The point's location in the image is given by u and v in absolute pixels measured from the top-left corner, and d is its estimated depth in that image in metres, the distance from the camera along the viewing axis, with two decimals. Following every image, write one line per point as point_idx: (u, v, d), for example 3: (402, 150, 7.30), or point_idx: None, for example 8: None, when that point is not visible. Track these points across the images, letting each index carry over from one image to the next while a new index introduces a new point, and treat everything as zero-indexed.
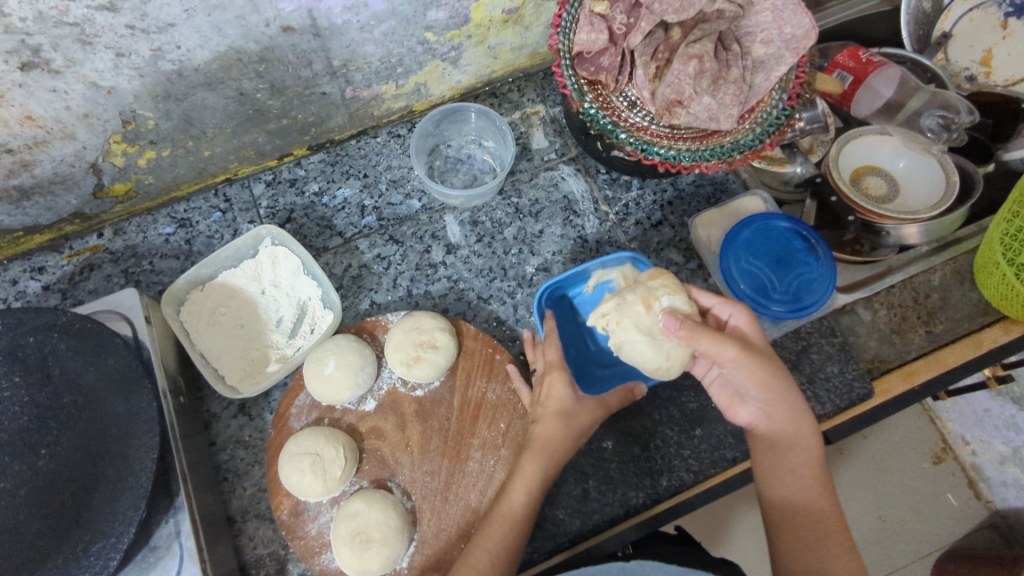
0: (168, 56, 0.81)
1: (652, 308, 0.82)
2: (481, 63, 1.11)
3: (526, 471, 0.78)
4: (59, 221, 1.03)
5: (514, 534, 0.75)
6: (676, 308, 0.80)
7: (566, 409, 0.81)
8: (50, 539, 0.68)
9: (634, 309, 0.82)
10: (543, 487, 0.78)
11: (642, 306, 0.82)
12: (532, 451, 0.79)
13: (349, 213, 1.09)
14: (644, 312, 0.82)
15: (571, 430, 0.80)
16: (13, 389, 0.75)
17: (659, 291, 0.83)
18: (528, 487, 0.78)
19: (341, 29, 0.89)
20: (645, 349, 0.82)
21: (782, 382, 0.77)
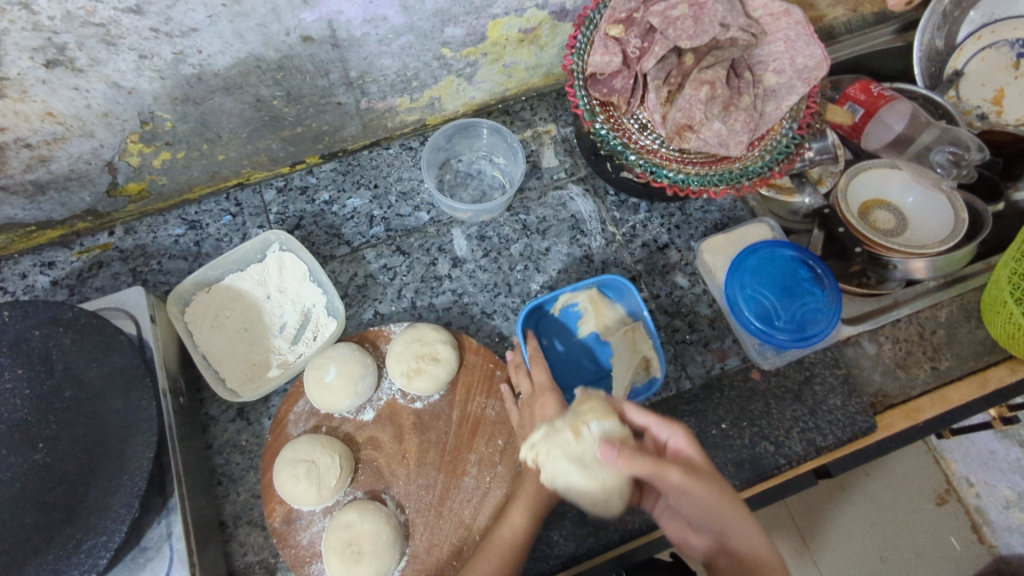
0: (189, 60, 0.83)
1: (585, 438, 0.73)
2: (495, 81, 1.12)
3: (529, 490, 0.79)
4: (71, 217, 1.04)
5: (517, 555, 0.75)
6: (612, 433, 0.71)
7: None
8: (40, 534, 0.68)
9: (564, 438, 0.74)
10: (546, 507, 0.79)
11: (576, 439, 0.73)
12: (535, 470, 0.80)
13: (358, 222, 1.09)
14: (575, 442, 0.73)
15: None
16: (15, 381, 0.75)
17: (590, 420, 0.74)
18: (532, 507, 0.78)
19: (359, 41, 0.91)
20: (586, 481, 0.72)
21: (729, 498, 0.66)
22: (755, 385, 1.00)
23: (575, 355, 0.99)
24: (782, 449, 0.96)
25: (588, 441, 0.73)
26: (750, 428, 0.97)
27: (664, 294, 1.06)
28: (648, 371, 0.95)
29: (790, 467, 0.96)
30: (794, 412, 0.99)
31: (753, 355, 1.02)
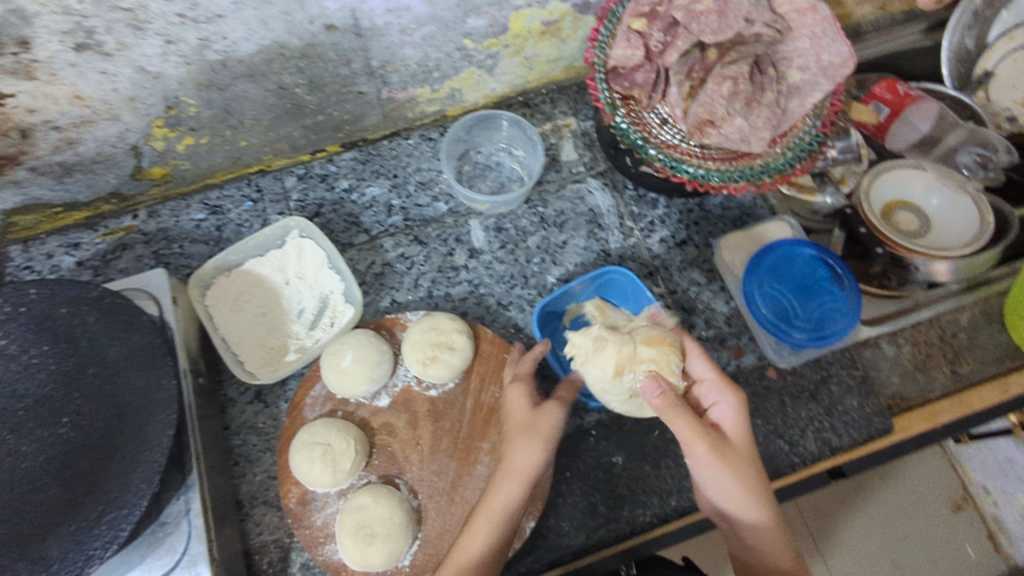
0: (214, 46, 0.84)
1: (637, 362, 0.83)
2: (516, 73, 1.12)
3: (500, 489, 0.75)
4: (96, 199, 1.06)
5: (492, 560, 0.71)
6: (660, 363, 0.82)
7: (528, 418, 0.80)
8: (62, 507, 0.69)
9: (621, 345, 0.85)
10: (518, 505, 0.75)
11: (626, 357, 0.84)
12: (506, 473, 0.76)
13: (376, 211, 1.10)
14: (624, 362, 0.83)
15: (549, 451, 0.78)
16: (41, 357, 0.77)
17: (644, 359, 0.83)
18: (499, 512, 0.74)
19: (381, 30, 0.91)
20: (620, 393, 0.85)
21: (754, 477, 0.76)
22: (771, 383, 1.00)
23: None
24: (797, 448, 0.96)
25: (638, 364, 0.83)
26: (765, 425, 0.97)
27: (680, 290, 1.06)
28: None
29: (804, 466, 0.96)
30: (809, 411, 0.99)
31: (769, 353, 1.01)
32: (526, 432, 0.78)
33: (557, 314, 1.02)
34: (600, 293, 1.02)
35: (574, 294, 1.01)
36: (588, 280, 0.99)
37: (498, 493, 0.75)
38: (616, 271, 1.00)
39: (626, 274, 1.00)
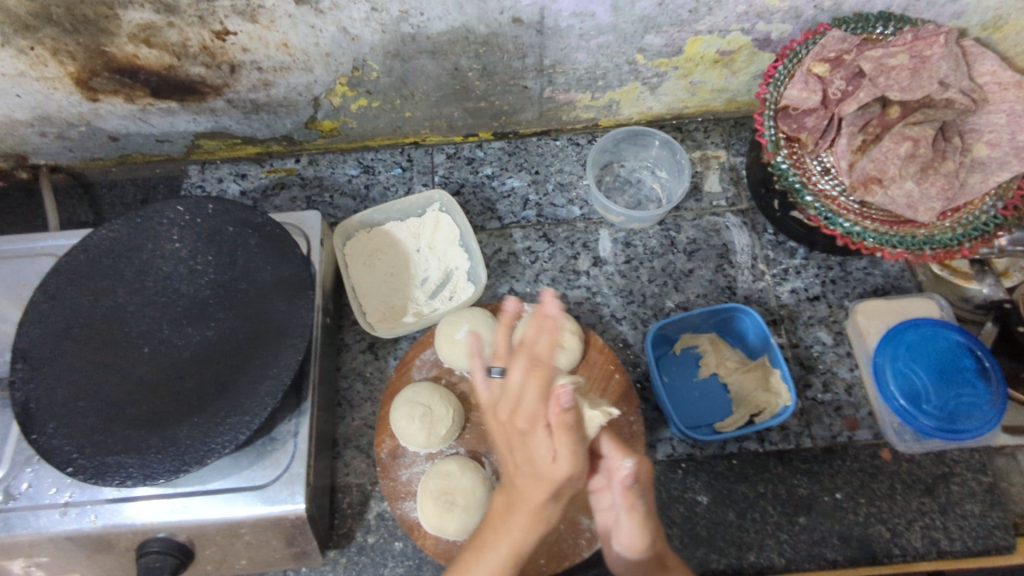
0: (411, 20, 0.90)
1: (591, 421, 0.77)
2: (677, 96, 1.12)
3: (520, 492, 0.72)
4: (270, 139, 1.17)
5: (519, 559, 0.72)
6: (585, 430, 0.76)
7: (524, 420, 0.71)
8: (197, 399, 0.76)
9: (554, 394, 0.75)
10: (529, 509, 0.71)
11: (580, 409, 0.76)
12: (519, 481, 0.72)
13: (512, 202, 1.14)
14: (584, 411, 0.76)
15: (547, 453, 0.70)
16: (207, 266, 0.85)
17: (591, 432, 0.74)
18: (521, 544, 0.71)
19: (562, 32, 0.94)
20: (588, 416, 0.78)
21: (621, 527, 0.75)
22: (883, 465, 0.93)
23: (706, 386, 0.97)
24: (899, 540, 0.89)
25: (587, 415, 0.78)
26: (867, 506, 0.91)
27: (802, 345, 1.01)
28: (776, 403, 0.91)
29: (904, 561, 0.88)
30: (921, 505, 0.91)
31: (888, 434, 0.93)
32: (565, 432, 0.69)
33: (666, 340, 1.00)
34: (718, 329, 1.00)
35: (691, 324, 0.99)
36: (707, 314, 0.97)
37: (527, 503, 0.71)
38: (743, 311, 0.97)
39: (754, 316, 0.95)
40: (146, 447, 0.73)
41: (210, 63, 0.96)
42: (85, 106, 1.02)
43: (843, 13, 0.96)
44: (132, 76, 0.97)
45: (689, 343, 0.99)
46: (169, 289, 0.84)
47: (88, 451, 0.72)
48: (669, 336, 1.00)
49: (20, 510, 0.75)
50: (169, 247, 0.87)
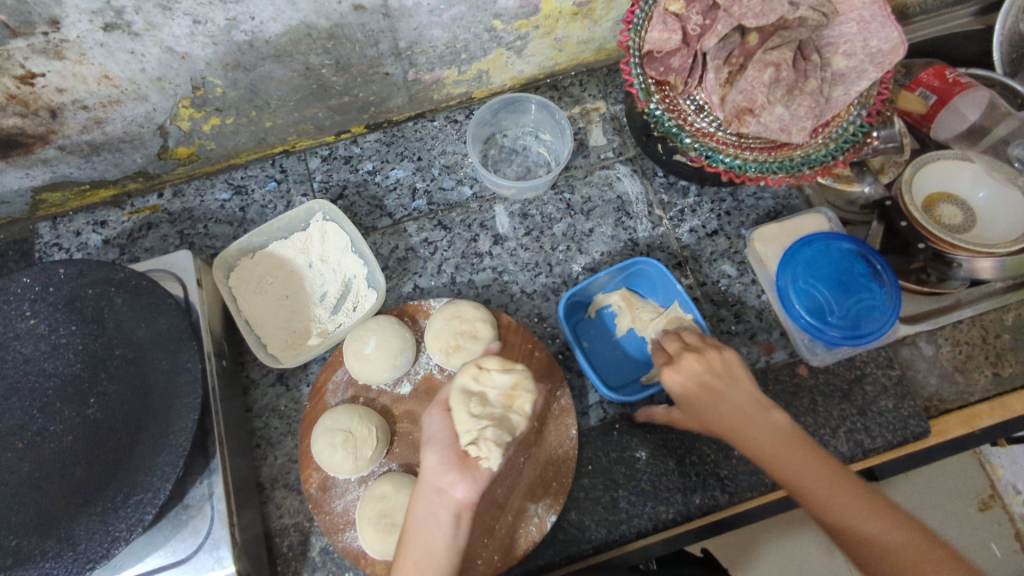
0: (242, 26, 0.82)
1: (522, 416, 0.78)
2: (545, 55, 1.09)
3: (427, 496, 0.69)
4: (123, 178, 1.06)
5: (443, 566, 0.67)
6: (502, 423, 0.74)
7: (437, 437, 0.73)
8: (90, 488, 0.70)
9: (471, 399, 0.75)
10: (446, 503, 0.68)
11: (501, 408, 0.76)
12: (420, 488, 0.71)
13: (400, 195, 1.09)
14: (504, 410, 0.76)
15: (445, 449, 0.71)
16: (70, 338, 0.77)
17: (496, 439, 0.71)
18: (426, 537, 0.67)
19: (410, 11, 0.88)
20: (510, 399, 0.77)
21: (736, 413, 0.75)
22: (802, 382, 0.97)
23: (626, 342, 0.98)
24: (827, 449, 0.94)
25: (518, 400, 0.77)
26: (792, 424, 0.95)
27: (710, 282, 1.03)
28: None
29: None
30: (841, 411, 0.96)
31: (801, 350, 0.98)
32: (426, 446, 0.73)
33: (581, 305, 1.00)
34: (629, 284, 1.00)
35: (602, 282, 0.98)
36: (615, 270, 0.96)
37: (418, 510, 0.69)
38: (646, 263, 0.97)
39: (658, 266, 0.96)
40: (42, 554, 0.67)
41: (25, 111, 0.85)
42: None
43: None
44: None
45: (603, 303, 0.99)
46: (34, 372, 0.75)
47: None
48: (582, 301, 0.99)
49: None
50: (23, 325, 0.77)
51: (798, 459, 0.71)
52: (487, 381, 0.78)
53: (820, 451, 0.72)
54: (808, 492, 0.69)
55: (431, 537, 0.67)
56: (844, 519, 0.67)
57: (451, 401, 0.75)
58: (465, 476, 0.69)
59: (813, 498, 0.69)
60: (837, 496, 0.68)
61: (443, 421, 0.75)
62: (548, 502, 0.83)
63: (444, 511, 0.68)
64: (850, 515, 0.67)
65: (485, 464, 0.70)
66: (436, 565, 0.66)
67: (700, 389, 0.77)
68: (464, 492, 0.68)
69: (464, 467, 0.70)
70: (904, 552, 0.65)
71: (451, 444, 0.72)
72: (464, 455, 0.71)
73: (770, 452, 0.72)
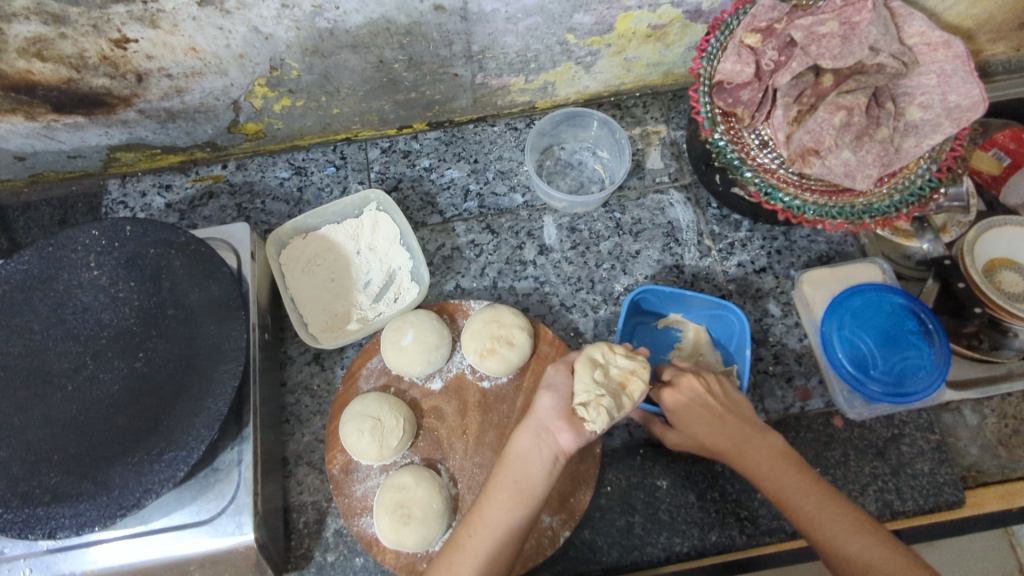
0: (326, 15, 0.84)
1: (630, 402, 0.79)
2: (613, 73, 1.10)
3: (534, 428, 0.76)
4: (192, 147, 1.10)
5: (534, 495, 0.72)
6: (615, 398, 0.78)
7: (554, 384, 0.80)
8: (129, 438, 0.72)
9: (594, 368, 0.80)
10: (553, 443, 0.74)
11: (615, 384, 0.80)
12: (526, 421, 0.77)
13: (453, 194, 1.10)
14: (619, 388, 0.80)
15: (560, 396, 0.78)
16: (127, 293, 0.80)
17: (606, 409, 0.75)
18: (527, 468, 0.73)
19: (488, 16, 0.90)
20: (624, 376, 0.80)
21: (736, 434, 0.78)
22: (836, 433, 0.95)
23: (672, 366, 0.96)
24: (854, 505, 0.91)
25: (635, 382, 0.80)
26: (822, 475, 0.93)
27: (752, 319, 1.01)
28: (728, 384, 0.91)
29: None
30: (873, 469, 0.93)
31: (838, 402, 0.95)
32: (544, 388, 0.80)
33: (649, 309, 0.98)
34: (710, 323, 0.97)
35: (689, 305, 0.96)
36: (709, 301, 0.93)
37: (522, 442, 0.75)
38: (732, 311, 0.93)
39: (742, 320, 0.92)
40: (78, 495, 0.70)
41: (114, 73, 0.89)
42: None
43: None
44: (29, 92, 0.89)
45: (673, 320, 0.98)
46: (91, 321, 0.79)
47: (15, 504, 0.69)
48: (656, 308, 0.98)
49: None
50: (86, 276, 0.81)
51: (793, 479, 0.74)
52: (611, 358, 0.82)
53: (814, 475, 0.75)
54: (800, 510, 0.73)
55: (532, 468, 0.73)
56: (831, 536, 0.70)
57: (576, 363, 0.82)
58: (571, 427, 0.75)
59: (805, 514, 0.72)
60: (828, 515, 0.71)
61: (566, 376, 0.81)
62: (563, 517, 0.82)
63: (547, 449, 0.74)
64: (840, 533, 0.70)
65: (589, 425, 0.75)
66: (532, 492, 0.72)
67: (705, 415, 0.80)
68: (567, 440, 0.74)
69: (571, 419, 0.76)
70: (884, 572, 0.67)
71: (568, 397, 0.78)
72: (574, 412, 0.77)
73: (765, 470, 0.76)
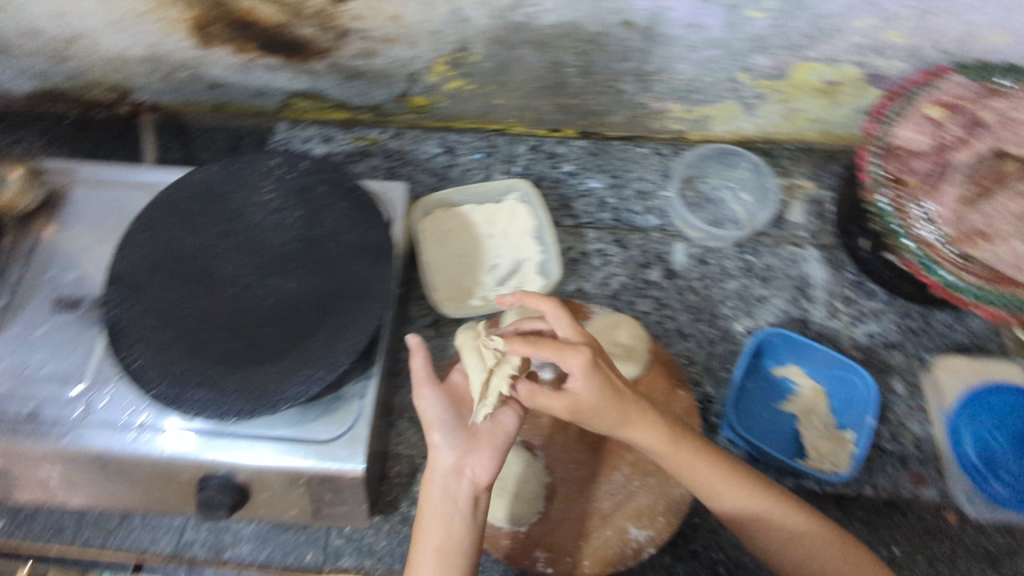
0: (524, 9, 0.90)
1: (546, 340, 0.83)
2: (773, 120, 1.10)
3: (438, 484, 0.77)
4: (361, 108, 1.18)
5: (462, 557, 0.74)
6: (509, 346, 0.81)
7: (439, 421, 0.79)
8: (272, 350, 0.78)
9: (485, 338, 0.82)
10: (462, 494, 0.76)
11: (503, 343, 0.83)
12: (430, 473, 0.78)
13: (589, 202, 1.13)
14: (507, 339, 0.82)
15: (455, 435, 0.79)
16: (295, 222, 0.87)
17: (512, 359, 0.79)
18: (444, 517, 0.75)
19: (671, 40, 0.93)
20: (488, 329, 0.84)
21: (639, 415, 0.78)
22: (946, 528, 0.89)
23: (783, 418, 0.94)
24: None
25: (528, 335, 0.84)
26: (925, 567, 0.87)
27: None
28: (841, 449, 0.89)
29: None
30: None
31: (959, 497, 0.90)
32: (430, 429, 0.79)
33: (769, 354, 0.97)
34: (829, 385, 0.94)
35: (810, 359, 0.95)
36: (834, 357, 0.93)
37: (434, 494, 0.77)
38: (861, 376, 0.91)
39: (870, 387, 0.89)
40: (222, 387, 0.76)
41: (321, 26, 0.97)
42: (196, 52, 1.06)
43: (966, 59, 0.92)
44: (245, 29, 0.99)
45: (790, 371, 0.96)
46: (257, 239, 0.86)
47: (167, 381, 0.76)
48: (772, 354, 0.96)
49: (97, 426, 0.79)
50: (261, 199, 0.89)
51: (707, 472, 0.79)
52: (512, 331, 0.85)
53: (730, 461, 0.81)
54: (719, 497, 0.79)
55: (453, 523, 0.75)
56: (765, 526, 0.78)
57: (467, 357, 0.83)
58: (479, 457, 0.78)
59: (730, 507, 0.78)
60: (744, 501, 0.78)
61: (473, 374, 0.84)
62: (649, 533, 0.82)
63: (463, 491, 0.77)
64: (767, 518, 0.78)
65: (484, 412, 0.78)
66: (460, 544, 0.74)
67: (598, 393, 0.75)
68: (485, 473, 0.77)
69: (477, 445, 0.78)
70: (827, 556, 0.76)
71: (455, 424, 0.79)
72: (475, 433, 0.79)
73: (755, 520, 0.78)
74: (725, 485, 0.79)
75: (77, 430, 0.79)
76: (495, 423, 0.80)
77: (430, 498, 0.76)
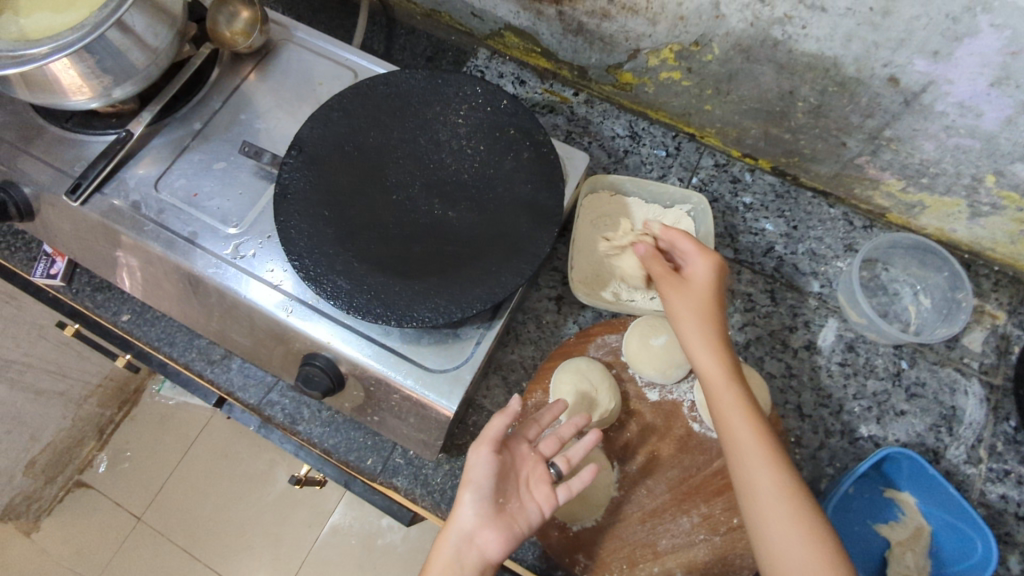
0: (788, 26, 0.83)
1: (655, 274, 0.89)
2: (995, 235, 0.98)
3: (451, 543, 0.73)
4: (566, 64, 1.16)
5: None
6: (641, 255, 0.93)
7: (477, 485, 0.74)
8: (415, 267, 0.79)
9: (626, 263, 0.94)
10: (470, 563, 0.72)
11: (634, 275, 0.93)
12: (448, 529, 0.74)
13: (756, 242, 1.06)
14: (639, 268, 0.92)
15: (487, 503, 0.74)
16: (476, 155, 0.87)
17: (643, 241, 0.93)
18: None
19: (930, 113, 0.83)
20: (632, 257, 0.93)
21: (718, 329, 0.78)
22: None
23: (868, 534, 0.89)
24: None
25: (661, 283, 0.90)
26: None
27: None
28: None
29: None
30: None
31: None
32: (466, 486, 0.75)
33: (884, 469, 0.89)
34: (936, 527, 0.87)
35: (927, 494, 0.87)
36: (957, 505, 0.84)
37: (444, 551, 0.73)
38: (983, 539, 0.81)
39: (989, 552, 0.80)
40: (361, 282, 0.77)
41: None
42: None
43: None
44: None
45: (896, 494, 0.90)
46: (436, 157, 0.86)
47: (315, 257, 0.78)
48: (887, 471, 0.89)
49: (240, 269, 0.83)
50: (453, 120, 0.89)
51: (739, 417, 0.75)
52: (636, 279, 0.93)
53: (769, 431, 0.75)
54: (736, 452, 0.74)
55: None
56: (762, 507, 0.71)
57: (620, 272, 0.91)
58: (497, 535, 0.72)
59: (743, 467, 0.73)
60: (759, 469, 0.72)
61: (522, 453, 0.79)
62: None
63: (471, 561, 0.72)
64: (770, 510, 0.70)
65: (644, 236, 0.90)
66: None
67: (712, 286, 0.80)
68: (493, 551, 0.72)
69: (498, 522, 0.73)
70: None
71: (492, 493, 0.74)
72: (500, 512, 0.74)
73: (757, 494, 0.72)
74: (753, 439, 0.73)
75: (223, 266, 0.84)
76: (523, 512, 0.75)
77: (440, 551, 0.73)
